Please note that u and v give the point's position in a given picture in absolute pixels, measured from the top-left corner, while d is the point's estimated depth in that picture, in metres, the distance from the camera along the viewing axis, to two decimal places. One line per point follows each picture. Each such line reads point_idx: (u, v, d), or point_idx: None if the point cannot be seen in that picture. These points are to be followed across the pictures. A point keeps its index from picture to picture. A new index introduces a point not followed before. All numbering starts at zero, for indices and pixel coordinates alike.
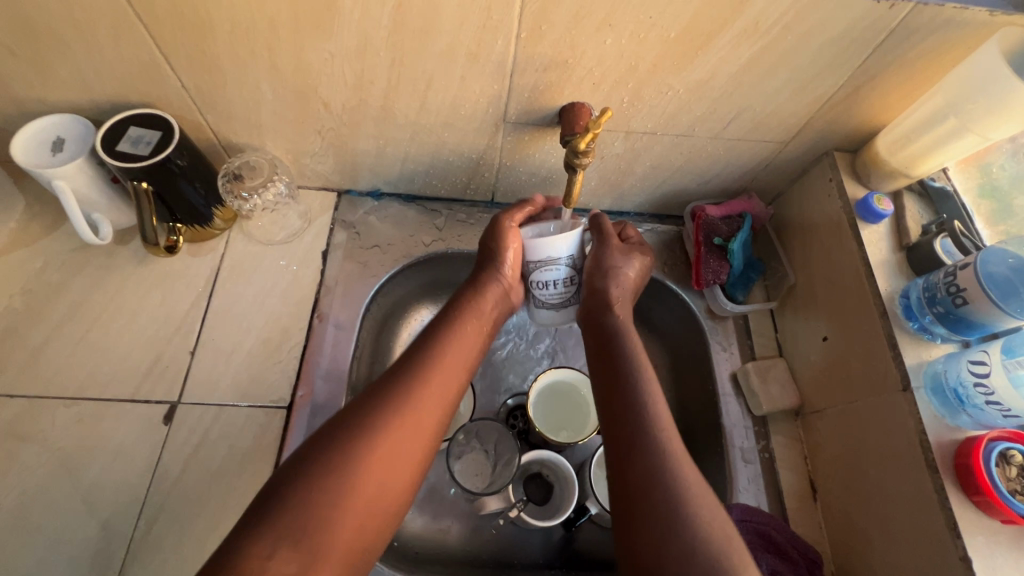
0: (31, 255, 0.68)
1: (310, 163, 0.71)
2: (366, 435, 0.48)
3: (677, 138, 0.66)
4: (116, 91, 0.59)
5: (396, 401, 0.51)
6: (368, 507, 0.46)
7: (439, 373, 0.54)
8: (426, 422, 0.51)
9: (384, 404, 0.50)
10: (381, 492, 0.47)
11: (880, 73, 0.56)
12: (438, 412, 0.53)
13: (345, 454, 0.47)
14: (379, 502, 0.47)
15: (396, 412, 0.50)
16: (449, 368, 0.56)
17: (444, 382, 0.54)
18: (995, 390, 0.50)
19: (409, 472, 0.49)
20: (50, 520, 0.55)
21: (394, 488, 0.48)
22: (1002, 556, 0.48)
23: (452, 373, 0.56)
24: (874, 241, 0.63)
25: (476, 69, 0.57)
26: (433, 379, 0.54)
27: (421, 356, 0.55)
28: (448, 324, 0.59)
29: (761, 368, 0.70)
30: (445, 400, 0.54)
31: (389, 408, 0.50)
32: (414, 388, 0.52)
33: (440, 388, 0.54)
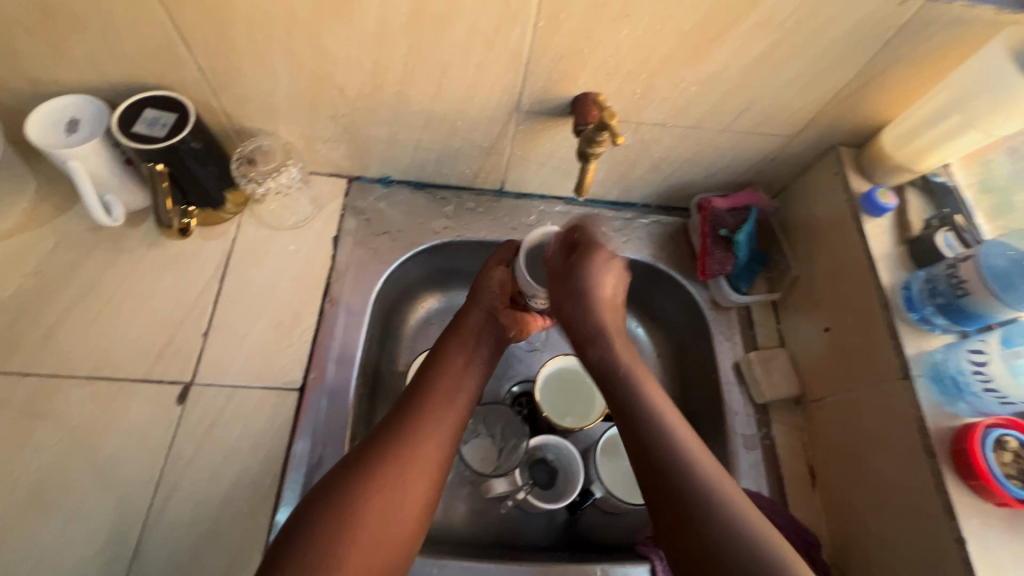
0: (44, 236, 0.68)
1: (322, 149, 0.72)
2: (371, 469, 0.50)
3: (688, 130, 0.67)
4: (132, 73, 0.59)
5: (400, 435, 0.53)
6: (380, 537, 0.48)
7: (439, 408, 0.57)
8: (428, 453, 0.53)
9: (387, 438, 0.53)
10: (390, 521, 0.49)
11: (887, 68, 0.57)
12: (439, 439, 0.55)
13: (353, 486, 0.49)
14: (388, 533, 0.49)
15: (399, 445, 0.52)
16: (445, 398, 0.58)
17: (446, 415, 0.57)
18: (993, 377, 0.52)
19: (419, 502, 0.51)
20: (64, 496, 0.56)
21: (405, 511, 0.50)
22: (994, 537, 0.50)
23: (450, 404, 0.58)
24: (878, 235, 0.64)
25: (492, 57, 0.57)
26: (427, 408, 0.56)
27: (416, 390, 0.59)
28: (437, 360, 0.62)
29: (764, 359, 0.71)
30: (444, 424, 0.56)
31: (393, 442, 0.52)
32: (417, 423, 0.54)
33: (435, 415, 0.56)
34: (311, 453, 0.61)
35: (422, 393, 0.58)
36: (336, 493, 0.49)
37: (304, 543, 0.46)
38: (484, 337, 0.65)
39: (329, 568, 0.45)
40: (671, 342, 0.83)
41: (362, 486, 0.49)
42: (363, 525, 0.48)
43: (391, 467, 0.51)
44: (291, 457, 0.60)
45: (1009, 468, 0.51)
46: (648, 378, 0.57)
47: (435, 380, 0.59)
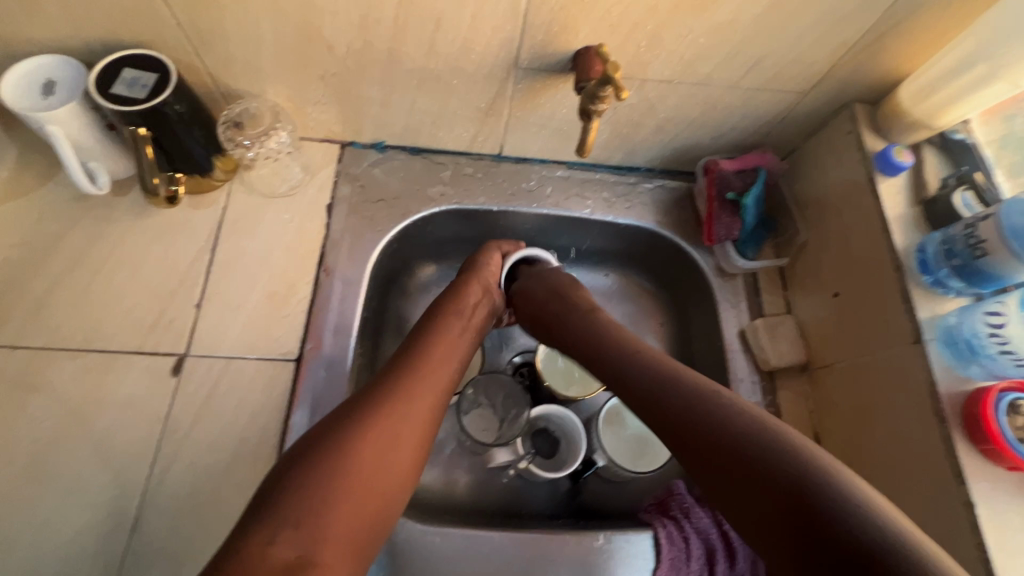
0: (27, 205, 0.66)
1: (313, 112, 0.69)
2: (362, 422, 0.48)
3: (695, 86, 0.64)
4: (107, 30, 0.56)
5: (390, 393, 0.51)
6: (369, 495, 0.46)
7: (429, 369, 0.55)
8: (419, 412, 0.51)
9: (379, 394, 0.50)
10: (379, 478, 0.47)
11: (909, 16, 0.54)
12: (432, 402, 0.53)
13: (342, 441, 0.46)
14: (376, 490, 0.46)
15: (391, 402, 0.50)
16: (440, 361, 0.57)
17: (436, 375, 0.55)
18: (1009, 339, 0.52)
19: (409, 462, 0.49)
20: (62, 467, 0.56)
21: (394, 469, 0.48)
22: (1004, 501, 0.49)
23: (444, 366, 0.57)
24: (891, 195, 0.62)
25: (488, 7, 0.54)
26: (423, 369, 0.55)
27: (412, 351, 0.57)
28: (433, 321, 0.61)
29: (770, 325, 0.70)
30: (438, 388, 0.55)
31: (383, 399, 0.50)
32: (409, 381, 0.53)
33: (430, 377, 0.55)
34: (309, 423, 0.60)
35: (415, 353, 0.56)
36: (329, 441, 0.46)
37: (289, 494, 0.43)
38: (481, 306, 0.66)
39: (317, 523, 0.42)
40: (674, 310, 0.81)
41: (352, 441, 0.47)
42: (353, 479, 0.45)
43: (387, 423, 0.49)
44: (289, 427, 0.59)
45: None
46: (669, 359, 0.53)
47: (427, 342, 0.58)
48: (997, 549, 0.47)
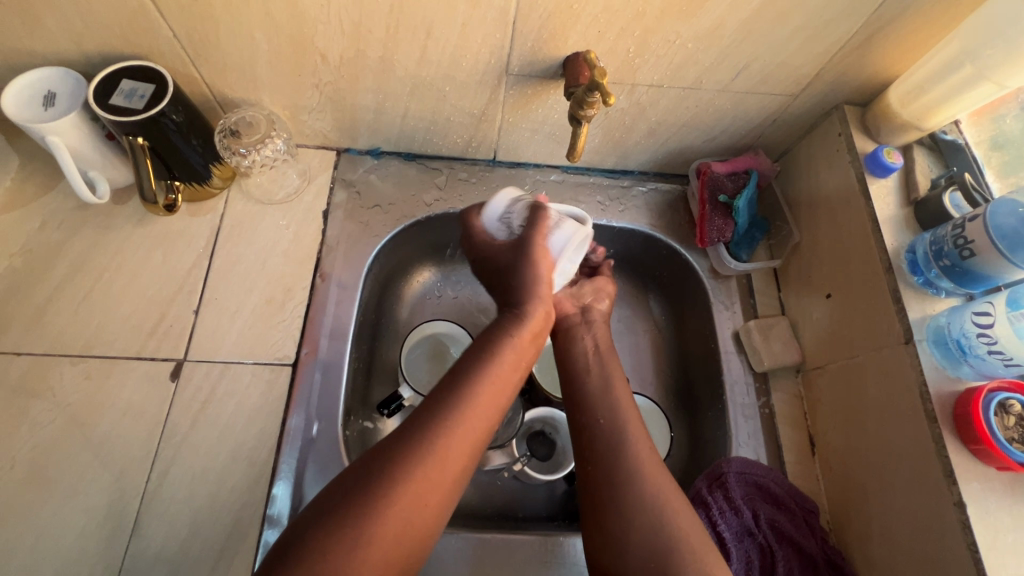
0: (29, 214, 0.67)
1: (309, 120, 0.70)
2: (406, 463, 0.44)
3: (684, 91, 0.64)
4: (106, 42, 0.57)
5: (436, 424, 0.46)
6: (403, 541, 0.42)
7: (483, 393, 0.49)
8: (464, 444, 0.47)
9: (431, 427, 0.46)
10: (411, 535, 0.43)
11: (895, 19, 0.54)
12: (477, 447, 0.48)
13: (379, 484, 0.43)
14: (406, 547, 0.42)
15: (434, 453, 0.45)
16: (491, 393, 0.50)
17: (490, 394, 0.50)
18: (998, 339, 0.50)
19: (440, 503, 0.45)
20: (63, 472, 0.57)
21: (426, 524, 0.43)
22: (995, 501, 0.49)
23: (496, 400, 0.50)
24: (882, 196, 0.62)
25: (477, 16, 0.55)
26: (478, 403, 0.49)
27: (465, 380, 0.50)
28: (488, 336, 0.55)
29: (764, 327, 0.70)
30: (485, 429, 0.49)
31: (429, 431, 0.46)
32: (458, 409, 0.47)
33: (482, 416, 0.48)
34: (306, 427, 0.61)
35: (469, 384, 0.49)
36: (363, 495, 0.42)
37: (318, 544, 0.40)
38: (538, 302, 0.60)
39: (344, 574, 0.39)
40: (670, 312, 0.82)
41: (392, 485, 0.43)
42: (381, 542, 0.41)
43: (425, 479, 0.44)
44: (286, 432, 0.60)
45: (1013, 432, 0.50)
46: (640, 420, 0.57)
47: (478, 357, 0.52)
48: (988, 549, 0.47)
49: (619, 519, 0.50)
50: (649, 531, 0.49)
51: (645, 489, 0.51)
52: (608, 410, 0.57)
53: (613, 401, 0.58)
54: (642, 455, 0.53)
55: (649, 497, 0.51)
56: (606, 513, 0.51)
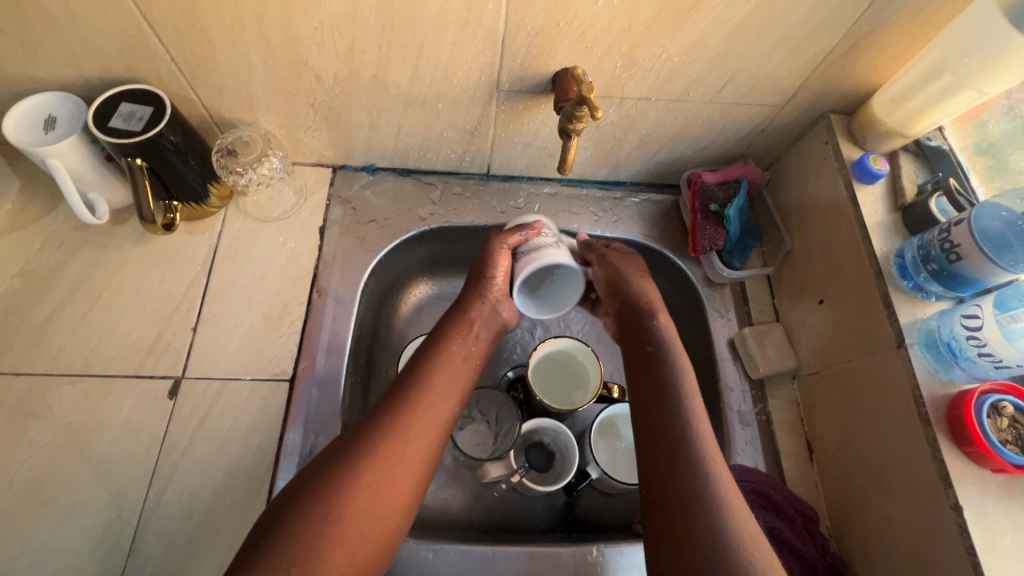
0: (30, 236, 0.68)
1: (304, 138, 0.71)
2: (363, 450, 0.49)
3: (672, 103, 0.65)
4: (105, 67, 0.58)
5: (391, 428, 0.52)
6: (370, 528, 0.47)
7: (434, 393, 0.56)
8: (421, 434, 0.53)
9: (389, 422, 0.52)
10: (378, 515, 0.48)
11: (874, 30, 0.56)
12: (430, 439, 0.53)
13: (344, 473, 0.48)
14: (375, 523, 0.48)
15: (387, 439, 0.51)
16: (441, 388, 0.57)
17: (443, 393, 0.56)
18: (987, 341, 0.51)
19: (405, 497, 0.50)
20: (62, 492, 0.57)
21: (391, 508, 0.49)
22: (991, 504, 0.49)
23: (445, 396, 0.56)
24: (869, 202, 0.63)
25: (467, 34, 0.56)
26: (424, 399, 0.55)
27: (409, 380, 0.56)
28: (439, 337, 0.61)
29: (758, 334, 0.71)
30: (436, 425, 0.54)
31: (384, 433, 0.51)
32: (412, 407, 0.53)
33: (428, 412, 0.54)
34: (303, 442, 0.61)
35: (415, 377, 0.57)
36: (324, 474, 0.48)
37: (300, 519, 0.45)
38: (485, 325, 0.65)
39: (315, 557, 0.44)
40: None
41: (355, 472, 0.48)
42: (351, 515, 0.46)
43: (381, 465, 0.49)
44: (283, 447, 0.60)
45: (1006, 434, 0.50)
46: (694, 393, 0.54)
47: (427, 368, 0.58)
48: (986, 552, 0.47)
49: (686, 515, 0.46)
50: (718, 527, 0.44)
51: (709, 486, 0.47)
52: (671, 402, 0.53)
53: (670, 398, 0.53)
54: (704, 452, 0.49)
55: (704, 483, 0.47)
56: (676, 518, 0.46)
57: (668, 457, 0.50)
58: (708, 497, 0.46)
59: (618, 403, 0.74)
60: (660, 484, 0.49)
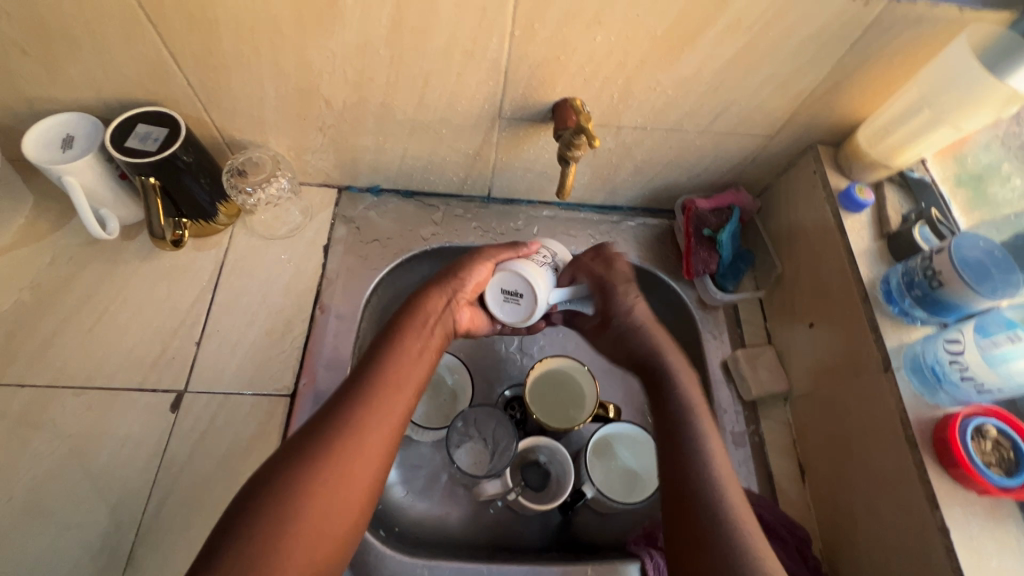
0: (41, 250, 0.70)
1: (312, 160, 0.73)
2: (310, 462, 0.48)
3: (667, 132, 0.68)
4: (124, 90, 0.61)
5: (337, 431, 0.50)
6: (334, 526, 0.47)
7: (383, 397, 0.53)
8: (374, 436, 0.51)
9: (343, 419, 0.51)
10: (327, 524, 0.46)
11: (857, 68, 0.59)
12: (384, 439, 0.52)
13: (295, 488, 0.46)
14: (326, 530, 0.46)
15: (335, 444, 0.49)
16: (394, 386, 0.54)
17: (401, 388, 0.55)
18: (969, 365, 0.52)
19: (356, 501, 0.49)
20: (61, 504, 0.57)
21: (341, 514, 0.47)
22: (977, 526, 0.50)
23: (398, 392, 0.54)
24: (856, 230, 0.65)
25: (472, 66, 0.59)
26: (376, 401, 0.53)
27: (359, 382, 0.54)
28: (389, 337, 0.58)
29: (751, 356, 0.72)
30: (390, 425, 0.52)
31: (330, 435, 0.49)
32: (364, 412, 0.52)
33: (382, 414, 0.52)
34: None
35: (368, 377, 0.54)
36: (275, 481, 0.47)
37: (249, 530, 0.44)
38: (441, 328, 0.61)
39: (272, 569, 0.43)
40: None
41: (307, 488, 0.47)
42: (304, 521, 0.45)
43: (330, 470, 0.48)
44: None
45: (989, 456, 0.52)
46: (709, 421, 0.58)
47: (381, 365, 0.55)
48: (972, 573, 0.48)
49: (703, 530, 0.50)
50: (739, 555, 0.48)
51: (732, 521, 0.50)
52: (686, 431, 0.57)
53: (682, 427, 0.57)
54: (725, 494, 0.52)
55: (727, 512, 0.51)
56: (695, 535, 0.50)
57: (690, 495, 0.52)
58: (731, 530, 0.50)
59: (614, 423, 0.74)
60: (680, 504, 0.53)
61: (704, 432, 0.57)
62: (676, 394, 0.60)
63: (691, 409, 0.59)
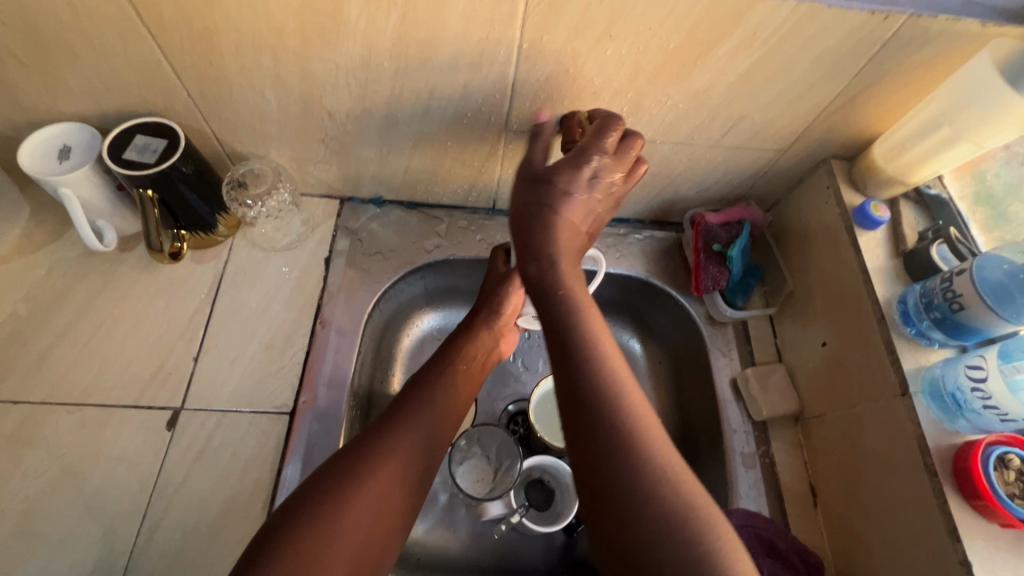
0: (37, 261, 0.68)
1: (314, 171, 0.72)
2: (358, 471, 0.49)
3: (677, 146, 0.67)
4: (122, 100, 0.59)
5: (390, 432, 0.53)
6: (382, 520, 0.49)
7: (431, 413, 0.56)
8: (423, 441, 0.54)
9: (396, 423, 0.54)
10: (379, 520, 0.49)
11: (874, 83, 0.57)
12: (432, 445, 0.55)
13: (348, 491, 0.48)
14: (378, 526, 0.48)
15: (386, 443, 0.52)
16: (442, 397, 0.58)
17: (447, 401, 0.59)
18: (992, 394, 0.51)
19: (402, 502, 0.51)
20: (52, 526, 0.56)
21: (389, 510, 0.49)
22: (1001, 560, 0.48)
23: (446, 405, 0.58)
24: (871, 247, 0.63)
25: (479, 78, 0.57)
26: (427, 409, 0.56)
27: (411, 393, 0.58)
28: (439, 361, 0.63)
29: (761, 374, 0.70)
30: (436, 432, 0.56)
31: (386, 436, 0.52)
32: (415, 417, 0.55)
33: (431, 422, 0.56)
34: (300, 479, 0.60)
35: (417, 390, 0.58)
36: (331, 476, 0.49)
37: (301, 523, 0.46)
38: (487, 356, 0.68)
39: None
40: (668, 357, 0.82)
41: (355, 494, 0.48)
42: (354, 516, 0.47)
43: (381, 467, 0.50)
44: (280, 482, 0.59)
45: (1013, 487, 0.50)
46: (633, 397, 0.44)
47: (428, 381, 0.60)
48: None
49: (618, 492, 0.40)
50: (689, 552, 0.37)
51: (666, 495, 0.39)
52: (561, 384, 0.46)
53: (577, 393, 0.44)
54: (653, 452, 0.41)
55: (646, 465, 0.40)
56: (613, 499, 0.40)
57: (594, 454, 0.41)
58: (653, 484, 0.40)
59: None
60: (584, 462, 0.42)
61: (615, 395, 0.43)
62: (582, 362, 0.45)
63: (604, 358, 0.45)
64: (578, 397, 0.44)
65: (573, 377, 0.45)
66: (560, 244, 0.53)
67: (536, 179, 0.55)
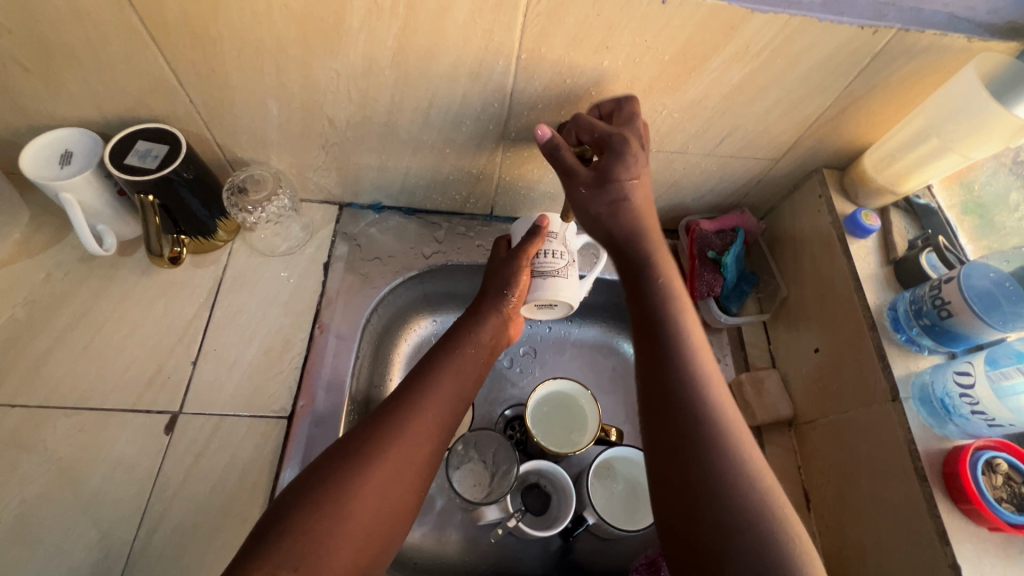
0: (36, 265, 0.68)
1: (313, 176, 0.73)
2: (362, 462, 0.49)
3: (672, 154, 0.68)
4: (125, 106, 0.60)
5: (400, 417, 0.53)
6: (388, 508, 0.49)
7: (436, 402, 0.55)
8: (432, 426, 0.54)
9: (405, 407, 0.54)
10: (386, 505, 0.49)
11: (864, 95, 0.59)
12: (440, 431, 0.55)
13: (353, 477, 0.48)
14: (383, 512, 0.48)
15: (397, 430, 0.52)
16: (451, 379, 0.58)
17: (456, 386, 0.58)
18: (980, 400, 0.51)
19: (411, 488, 0.51)
20: (49, 529, 0.56)
21: (397, 495, 0.49)
22: (989, 563, 0.49)
23: (454, 385, 0.58)
24: (862, 255, 0.65)
25: (478, 87, 0.58)
26: (433, 394, 0.56)
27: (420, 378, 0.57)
28: (446, 347, 0.61)
29: (755, 380, 0.71)
30: (445, 418, 0.56)
31: (396, 420, 0.53)
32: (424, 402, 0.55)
33: (439, 406, 0.56)
34: None
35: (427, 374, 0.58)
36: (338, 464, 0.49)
37: (302, 511, 0.46)
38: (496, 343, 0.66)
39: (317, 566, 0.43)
40: None
41: (358, 485, 0.48)
42: (360, 501, 0.47)
43: (392, 453, 0.50)
44: (278, 486, 0.60)
45: (1000, 491, 0.51)
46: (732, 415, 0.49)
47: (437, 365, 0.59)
48: None
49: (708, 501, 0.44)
50: (765, 551, 0.42)
51: (756, 495, 0.44)
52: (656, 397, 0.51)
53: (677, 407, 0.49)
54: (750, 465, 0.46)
55: (738, 475, 0.45)
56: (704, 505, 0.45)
57: (682, 458, 0.47)
58: (754, 492, 0.44)
59: (617, 446, 0.73)
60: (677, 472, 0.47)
61: (716, 404, 0.49)
62: (688, 379, 0.50)
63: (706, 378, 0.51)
64: (678, 406, 0.49)
65: (675, 389, 0.50)
66: (645, 225, 0.59)
67: (601, 178, 0.57)
